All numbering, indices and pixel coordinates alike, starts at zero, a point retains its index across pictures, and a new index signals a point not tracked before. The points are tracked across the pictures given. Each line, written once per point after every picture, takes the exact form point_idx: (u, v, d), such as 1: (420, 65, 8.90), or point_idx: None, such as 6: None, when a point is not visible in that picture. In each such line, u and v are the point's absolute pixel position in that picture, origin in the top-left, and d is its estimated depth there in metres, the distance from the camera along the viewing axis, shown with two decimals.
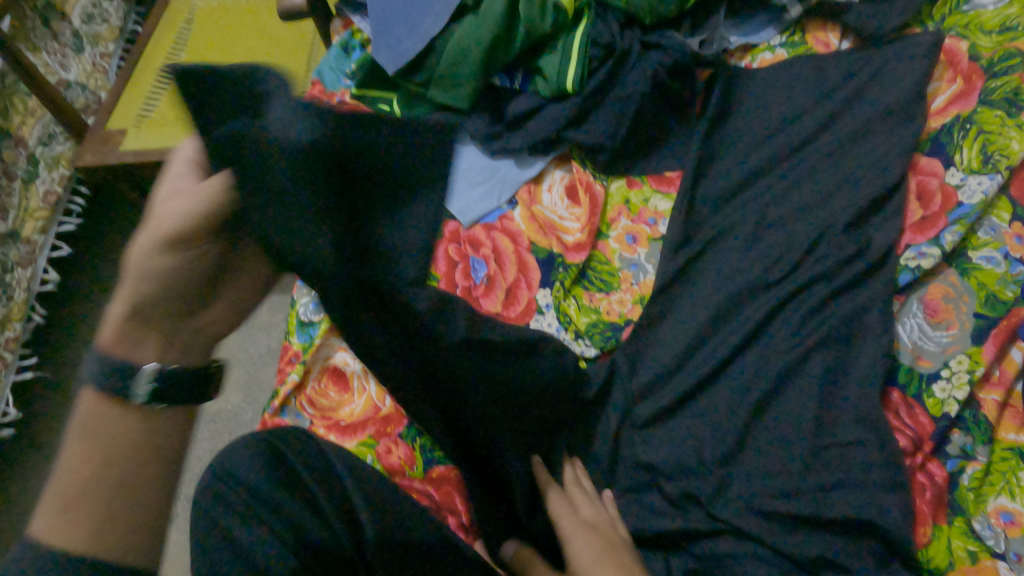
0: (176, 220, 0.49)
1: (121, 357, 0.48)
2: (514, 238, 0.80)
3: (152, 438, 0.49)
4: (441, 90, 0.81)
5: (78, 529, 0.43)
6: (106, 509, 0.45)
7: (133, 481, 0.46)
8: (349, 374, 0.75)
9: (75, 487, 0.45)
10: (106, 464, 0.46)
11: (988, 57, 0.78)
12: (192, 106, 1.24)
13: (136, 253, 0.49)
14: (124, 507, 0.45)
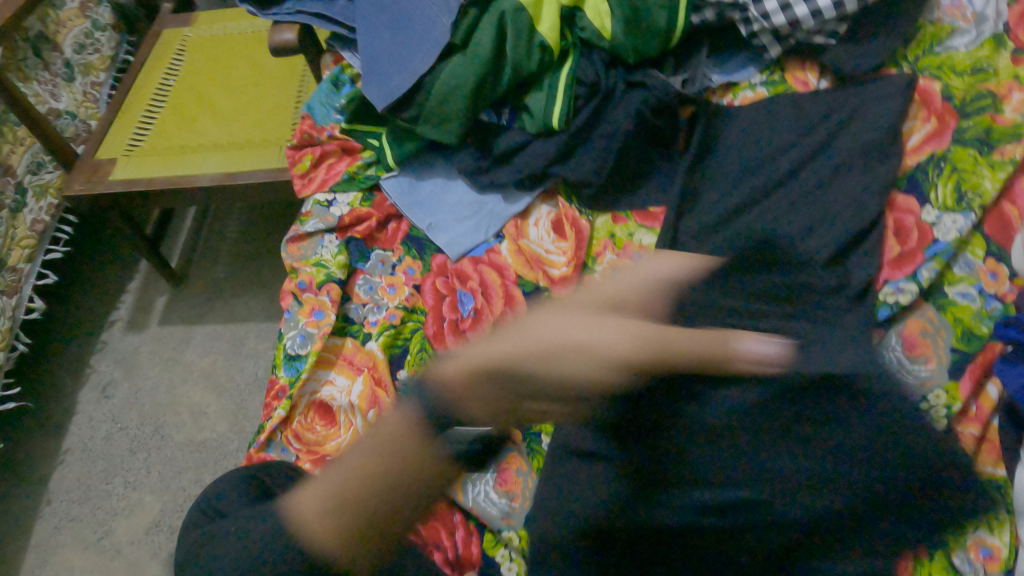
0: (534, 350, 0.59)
1: (454, 413, 0.59)
2: (501, 272, 0.82)
3: (394, 481, 0.55)
4: (430, 127, 0.82)
5: (323, 509, 0.55)
6: (381, 490, 0.54)
7: (379, 511, 0.54)
8: (336, 408, 0.76)
9: (381, 482, 0.54)
10: (407, 461, 0.55)
11: (960, 97, 0.80)
12: (182, 136, 1.25)
13: (528, 342, 0.60)
14: (356, 505, 0.54)
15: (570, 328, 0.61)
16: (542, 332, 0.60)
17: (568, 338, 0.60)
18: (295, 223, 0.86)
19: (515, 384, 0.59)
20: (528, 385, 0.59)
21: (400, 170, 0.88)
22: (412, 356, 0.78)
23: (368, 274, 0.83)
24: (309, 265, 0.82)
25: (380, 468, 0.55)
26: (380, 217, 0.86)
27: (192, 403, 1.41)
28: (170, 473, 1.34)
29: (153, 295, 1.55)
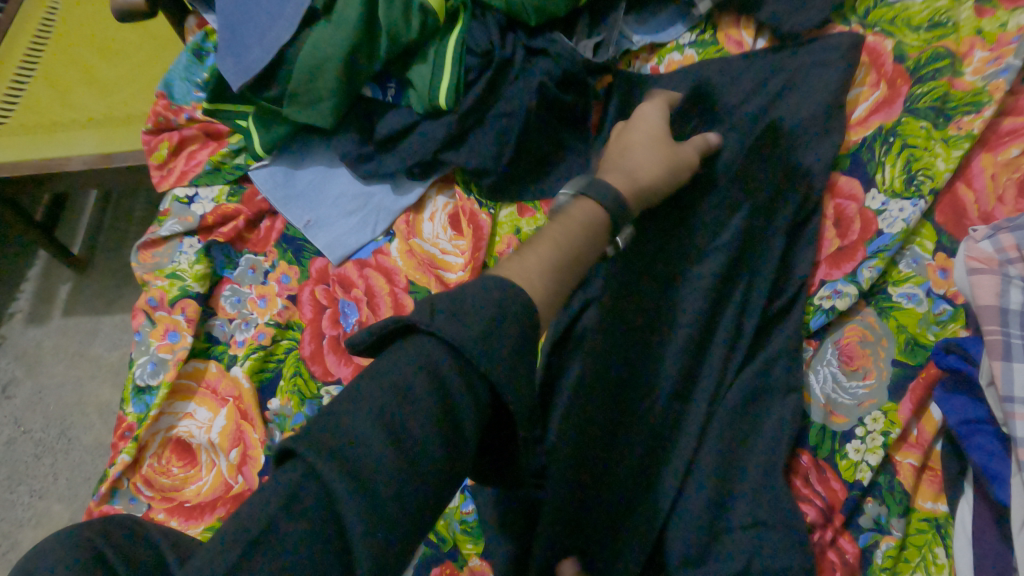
0: (659, 183, 0.59)
1: (561, 253, 0.46)
2: (390, 277, 0.71)
3: (590, 228, 0.48)
4: (299, 107, 0.69)
5: (545, 272, 0.45)
6: (565, 263, 0.46)
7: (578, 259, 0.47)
8: (195, 447, 0.65)
9: (555, 252, 0.46)
10: (564, 257, 0.47)
11: (914, 57, 0.69)
12: (55, 109, 1.10)
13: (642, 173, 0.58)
14: (568, 275, 0.47)
15: (654, 180, 0.59)
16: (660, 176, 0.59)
17: (658, 155, 0.60)
18: (149, 225, 0.73)
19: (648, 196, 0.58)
20: (659, 176, 0.60)
21: (271, 159, 0.75)
22: (285, 382, 0.67)
23: (237, 284, 0.72)
24: (162, 277, 0.70)
25: (563, 247, 0.47)
26: (249, 215, 0.74)
27: (101, 402, 1.31)
28: (79, 479, 1.24)
29: (56, 283, 1.41)
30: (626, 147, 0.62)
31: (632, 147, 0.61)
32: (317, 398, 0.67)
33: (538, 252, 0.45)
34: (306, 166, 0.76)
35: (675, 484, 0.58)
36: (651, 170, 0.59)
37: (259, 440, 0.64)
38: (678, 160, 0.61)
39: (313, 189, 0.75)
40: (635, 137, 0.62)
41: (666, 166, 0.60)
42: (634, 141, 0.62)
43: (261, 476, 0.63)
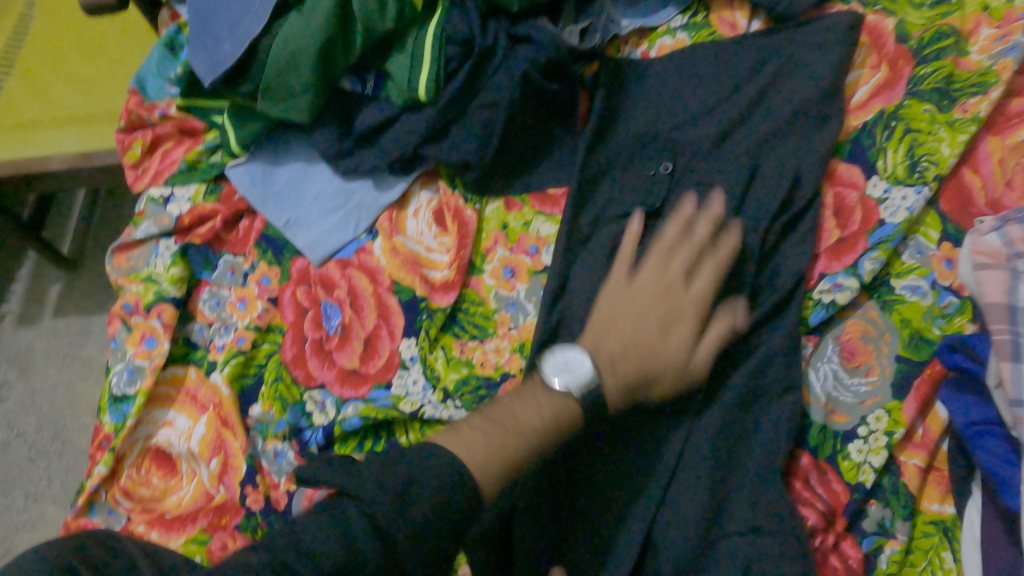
0: (635, 352, 0.53)
1: (510, 423, 0.49)
2: (373, 277, 0.69)
3: (547, 422, 0.50)
4: (271, 102, 0.66)
5: (472, 450, 0.47)
6: (502, 429, 0.48)
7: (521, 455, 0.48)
8: (175, 456, 0.63)
9: (477, 456, 0.46)
10: (492, 449, 0.47)
11: (917, 37, 0.67)
12: (31, 107, 1.06)
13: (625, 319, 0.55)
14: (507, 445, 0.48)
15: (642, 321, 0.54)
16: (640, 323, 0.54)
17: (647, 297, 0.56)
18: (125, 227, 0.71)
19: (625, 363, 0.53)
20: (659, 362, 0.53)
21: (248, 154, 0.72)
22: (267, 388, 0.65)
23: (216, 286, 0.69)
24: (137, 282, 0.67)
25: (503, 434, 0.48)
26: (226, 214, 0.71)
27: (94, 404, 1.29)
28: (75, 482, 1.23)
29: (46, 284, 1.39)
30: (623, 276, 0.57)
31: (635, 305, 0.55)
32: (300, 403, 0.65)
33: (493, 406, 0.51)
34: (283, 161, 0.73)
35: (667, 488, 0.56)
36: (660, 370, 0.53)
37: (240, 448, 0.62)
38: (681, 365, 0.54)
39: (291, 186, 0.72)
40: (628, 305, 0.55)
41: (681, 354, 0.54)
42: (640, 291, 0.56)
43: (245, 486, 0.62)
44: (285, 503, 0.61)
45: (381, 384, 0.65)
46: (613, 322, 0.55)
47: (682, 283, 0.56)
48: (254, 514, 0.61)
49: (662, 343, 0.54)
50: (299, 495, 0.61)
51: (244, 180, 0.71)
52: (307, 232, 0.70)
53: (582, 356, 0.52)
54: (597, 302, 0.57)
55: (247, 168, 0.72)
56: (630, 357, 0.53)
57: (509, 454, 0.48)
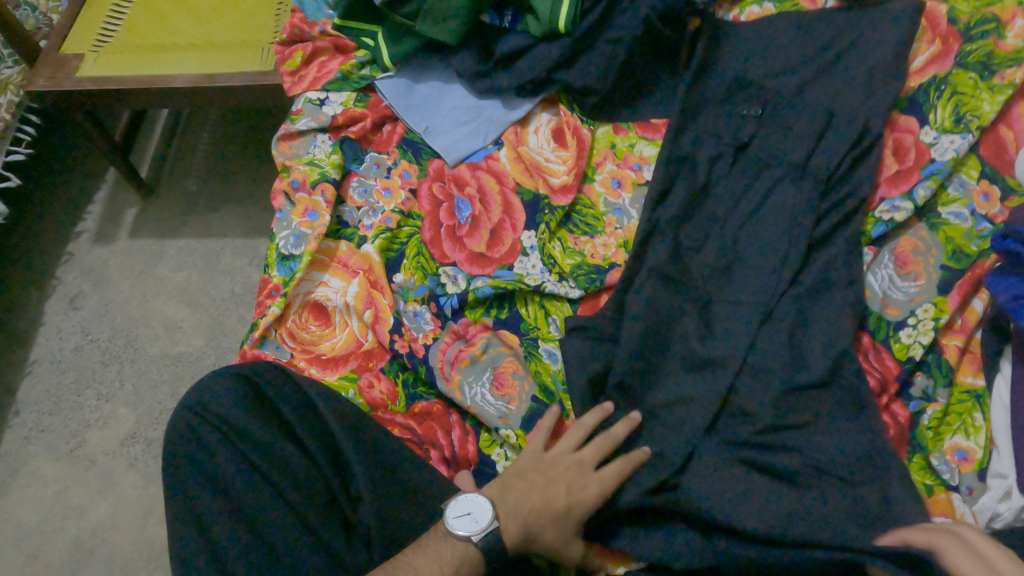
0: (542, 506, 0.60)
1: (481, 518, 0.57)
2: (500, 179, 0.80)
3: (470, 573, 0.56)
4: (429, 22, 0.78)
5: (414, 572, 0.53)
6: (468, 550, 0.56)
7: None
8: (331, 308, 0.75)
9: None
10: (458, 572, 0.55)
11: (965, 20, 0.81)
12: (156, 34, 1.16)
13: (556, 480, 0.62)
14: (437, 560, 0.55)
15: (563, 486, 0.61)
16: (557, 491, 0.61)
17: (564, 460, 0.64)
18: (284, 121, 0.83)
19: (531, 508, 0.60)
20: (552, 521, 0.60)
21: (395, 72, 0.85)
22: (408, 260, 0.76)
23: (363, 176, 0.81)
24: (302, 164, 0.79)
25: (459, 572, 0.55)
26: (374, 118, 0.83)
27: (165, 317, 1.38)
28: (144, 387, 1.32)
29: (122, 206, 1.48)
30: (561, 455, 0.64)
31: (544, 478, 0.62)
32: (436, 275, 0.76)
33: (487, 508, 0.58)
34: (426, 81, 0.85)
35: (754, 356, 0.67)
36: (551, 502, 0.60)
37: (388, 305, 0.74)
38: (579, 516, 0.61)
39: (431, 101, 0.84)
40: (534, 473, 0.63)
41: (559, 526, 0.60)
42: (558, 459, 0.64)
43: (392, 334, 0.73)
44: (423, 353, 0.72)
45: (504, 266, 0.76)
46: (515, 480, 0.62)
47: (589, 473, 0.63)
48: (399, 358, 0.73)
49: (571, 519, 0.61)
50: (435, 349, 0.72)
51: (395, 92, 0.84)
52: (445, 137, 0.82)
53: (482, 507, 0.58)
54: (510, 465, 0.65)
55: (396, 82, 0.84)
56: (535, 509, 0.60)
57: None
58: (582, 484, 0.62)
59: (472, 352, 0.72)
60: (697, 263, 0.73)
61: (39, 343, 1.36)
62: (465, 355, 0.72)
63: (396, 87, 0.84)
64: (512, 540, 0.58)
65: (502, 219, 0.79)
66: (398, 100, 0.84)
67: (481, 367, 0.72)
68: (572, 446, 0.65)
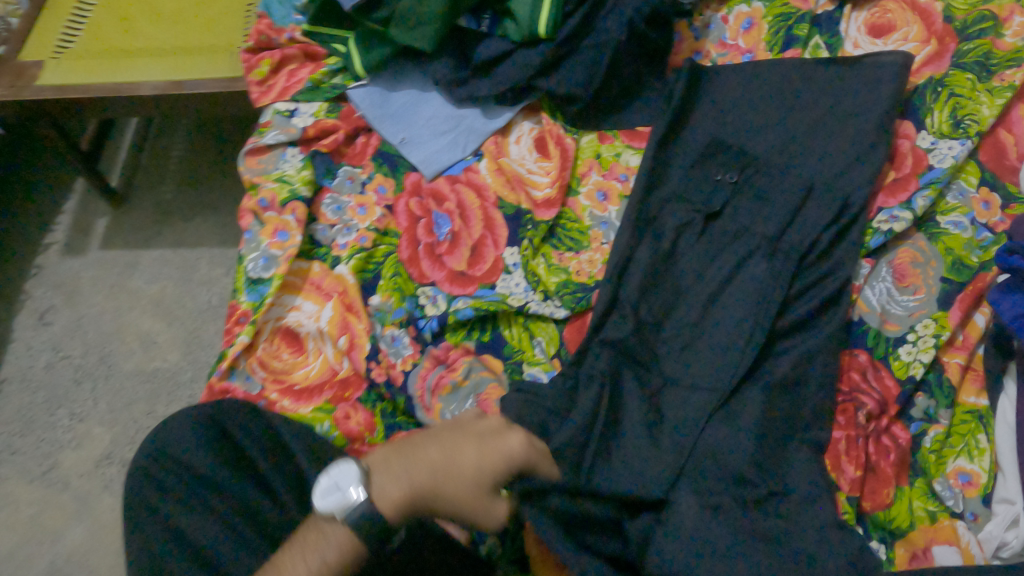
0: (438, 467, 0.53)
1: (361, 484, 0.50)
2: (480, 192, 0.76)
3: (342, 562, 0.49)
4: (401, 30, 0.74)
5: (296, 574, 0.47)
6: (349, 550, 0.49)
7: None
8: (304, 335, 0.71)
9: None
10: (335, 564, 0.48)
11: (961, 19, 0.78)
12: (122, 39, 1.11)
13: (459, 438, 0.55)
14: (314, 539, 0.49)
15: (468, 447, 0.54)
16: (461, 453, 0.54)
17: (482, 425, 0.57)
18: (251, 135, 0.78)
19: (427, 471, 0.53)
20: (453, 484, 0.53)
21: (369, 79, 0.80)
22: (385, 281, 0.73)
23: (336, 193, 0.77)
24: (271, 181, 0.75)
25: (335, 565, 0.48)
26: (347, 130, 0.79)
27: (140, 331, 1.33)
28: (120, 404, 1.27)
29: (93, 217, 1.43)
30: (477, 422, 0.57)
31: (452, 432, 0.56)
32: (415, 296, 0.73)
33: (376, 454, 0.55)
34: (401, 88, 0.81)
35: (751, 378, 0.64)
36: (454, 463, 0.53)
37: (365, 330, 0.71)
38: (482, 486, 0.53)
39: (406, 110, 0.80)
40: (443, 429, 0.57)
41: (458, 491, 0.53)
42: (473, 425, 0.57)
43: (369, 361, 0.70)
44: (402, 380, 0.68)
45: (486, 285, 0.73)
46: (417, 438, 0.56)
47: (506, 436, 0.56)
48: (377, 386, 0.69)
49: (472, 489, 0.53)
50: (414, 375, 0.68)
51: (368, 101, 0.79)
52: (421, 149, 0.78)
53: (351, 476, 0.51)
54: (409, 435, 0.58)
55: (369, 90, 0.80)
56: (425, 473, 0.52)
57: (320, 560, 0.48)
58: (492, 449, 0.54)
59: (453, 379, 0.69)
60: (687, 279, 0.69)
61: (9, 362, 1.31)
62: (446, 382, 0.68)
63: (369, 95, 0.80)
64: (393, 503, 0.51)
65: (483, 236, 0.74)
66: (372, 109, 0.79)
67: (463, 395, 0.68)
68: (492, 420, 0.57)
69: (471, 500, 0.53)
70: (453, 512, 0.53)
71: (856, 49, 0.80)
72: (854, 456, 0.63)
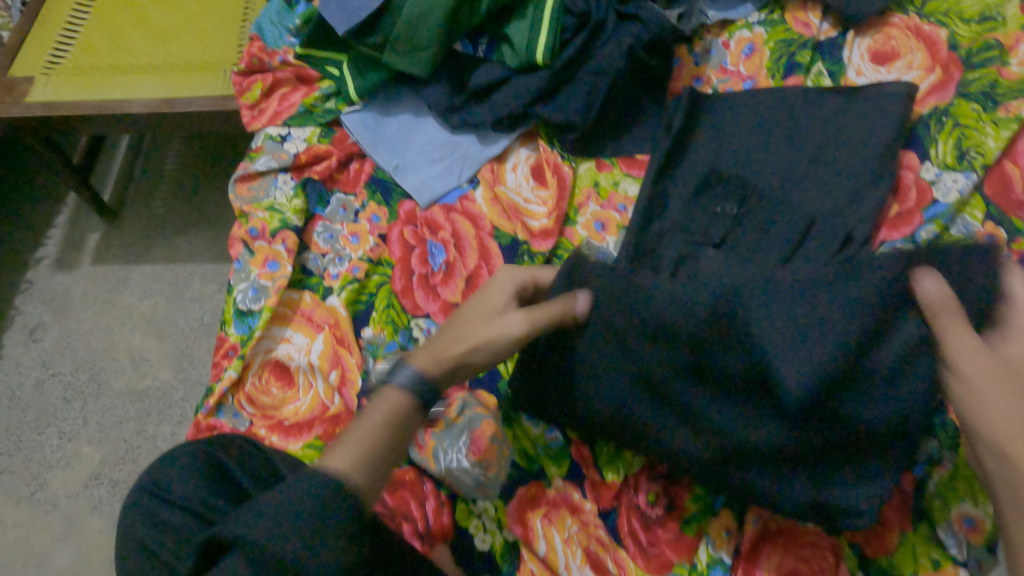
0: (476, 325, 0.57)
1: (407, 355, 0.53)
2: (475, 222, 0.75)
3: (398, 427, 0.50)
4: (397, 55, 0.73)
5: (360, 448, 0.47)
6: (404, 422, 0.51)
7: (391, 454, 0.49)
8: (294, 368, 0.69)
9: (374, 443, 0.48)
10: (394, 422, 0.50)
11: (966, 47, 0.77)
12: (113, 54, 1.09)
13: (489, 299, 0.61)
14: (369, 409, 0.50)
15: (497, 302, 0.59)
16: (490, 303, 0.60)
17: (507, 284, 0.62)
18: (242, 160, 0.77)
19: (468, 324, 0.58)
20: (488, 337, 0.57)
21: (363, 105, 0.79)
22: (378, 313, 0.71)
23: (329, 221, 0.75)
24: (261, 210, 0.73)
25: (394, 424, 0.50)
26: (340, 156, 0.78)
27: (131, 348, 1.31)
28: (110, 423, 1.25)
29: (85, 231, 1.41)
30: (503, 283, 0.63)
31: (482, 301, 0.60)
32: (408, 328, 0.71)
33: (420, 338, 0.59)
34: (396, 114, 0.80)
35: None
36: (489, 323, 0.57)
37: (356, 364, 0.68)
38: (514, 326, 0.57)
39: (401, 135, 0.79)
40: (476, 303, 0.60)
41: (494, 342, 0.57)
42: (499, 289, 0.62)
43: (361, 398, 0.67)
44: None
45: None
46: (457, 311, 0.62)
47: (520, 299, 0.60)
48: None
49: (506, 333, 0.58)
50: None
51: (362, 126, 0.78)
52: (415, 176, 0.76)
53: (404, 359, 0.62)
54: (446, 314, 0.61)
55: (363, 116, 0.79)
56: (465, 323, 0.59)
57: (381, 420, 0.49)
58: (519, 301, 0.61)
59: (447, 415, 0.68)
60: None
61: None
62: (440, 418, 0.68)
63: (363, 121, 0.78)
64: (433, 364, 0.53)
65: (478, 266, 0.73)
66: (366, 135, 0.78)
67: (456, 432, 0.67)
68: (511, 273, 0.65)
69: (490, 326, 0.57)
70: (483, 345, 0.55)
71: (859, 77, 0.78)
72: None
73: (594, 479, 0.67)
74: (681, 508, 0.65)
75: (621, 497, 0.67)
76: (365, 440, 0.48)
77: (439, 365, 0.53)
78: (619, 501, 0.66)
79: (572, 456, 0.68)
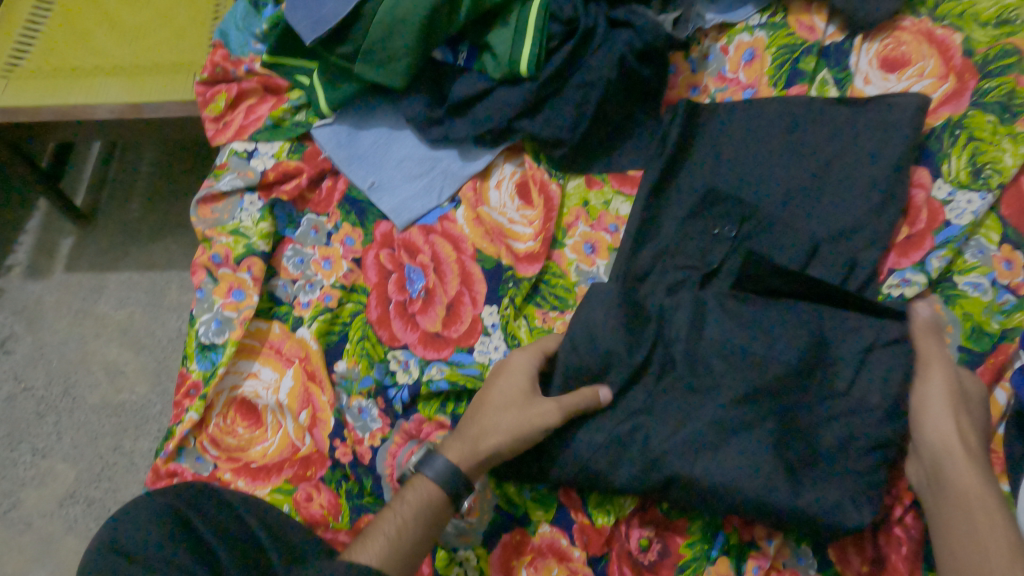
0: (506, 445, 0.56)
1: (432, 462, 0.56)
2: (457, 245, 0.70)
3: (435, 518, 0.55)
4: (370, 66, 0.67)
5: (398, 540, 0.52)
6: (441, 508, 0.56)
7: (424, 539, 0.54)
8: (261, 408, 0.66)
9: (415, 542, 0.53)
10: (435, 511, 0.55)
11: (982, 52, 0.71)
12: (75, 54, 1.00)
13: (507, 402, 0.57)
14: (401, 505, 0.55)
15: (521, 412, 0.56)
16: (511, 412, 0.56)
17: (524, 384, 0.58)
18: (207, 179, 0.73)
19: (498, 448, 0.56)
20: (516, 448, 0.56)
21: (335, 117, 0.74)
22: (352, 345, 0.66)
23: (299, 244, 0.71)
24: (226, 234, 0.70)
25: (435, 512, 0.55)
26: (311, 173, 0.73)
27: (106, 361, 1.23)
28: (85, 439, 1.17)
29: (57, 236, 1.34)
30: (519, 376, 0.59)
31: (502, 407, 0.57)
32: (385, 362, 0.66)
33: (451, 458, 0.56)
34: (371, 128, 0.75)
35: None
36: (513, 438, 0.56)
37: (328, 403, 0.64)
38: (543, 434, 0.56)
39: (377, 152, 0.74)
40: (496, 405, 0.57)
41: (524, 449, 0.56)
42: (515, 387, 0.58)
43: (333, 439, 0.63)
44: (370, 458, 0.62)
45: (462, 349, 0.66)
46: (477, 414, 0.58)
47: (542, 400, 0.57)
48: (341, 467, 0.62)
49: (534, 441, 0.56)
50: (383, 452, 0.62)
51: (335, 141, 0.73)
52: (391, 196, 0.71)
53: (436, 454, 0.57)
54: (467, 415, 0.59)
55: (335, 132, 0.74)
56: (491, 440, 0.56)
57: (419, 513, 0.55)
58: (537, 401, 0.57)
59: None
60: None
61: None
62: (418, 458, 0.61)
63: (337, 137, 0.73)
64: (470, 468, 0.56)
65: (460, 292, 0.68)
66: (339, 153, 0.73)
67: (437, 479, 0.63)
68: (524, 357, 0.60)
69: (521, 422, 0.56)
70: (513, 441, 0.56)
71: (867, 86, 0.74)
72: (840, 545, 0.59)
73: (582, 523, 0.62)
74: (676, 556, 0.60)
75: (612, 543, 0.62)
76: (393, 532, 0.53)
77: (470, 461, 0.56)
78: (609, 547, 0.62)
79: (559, 498, 0.63)
